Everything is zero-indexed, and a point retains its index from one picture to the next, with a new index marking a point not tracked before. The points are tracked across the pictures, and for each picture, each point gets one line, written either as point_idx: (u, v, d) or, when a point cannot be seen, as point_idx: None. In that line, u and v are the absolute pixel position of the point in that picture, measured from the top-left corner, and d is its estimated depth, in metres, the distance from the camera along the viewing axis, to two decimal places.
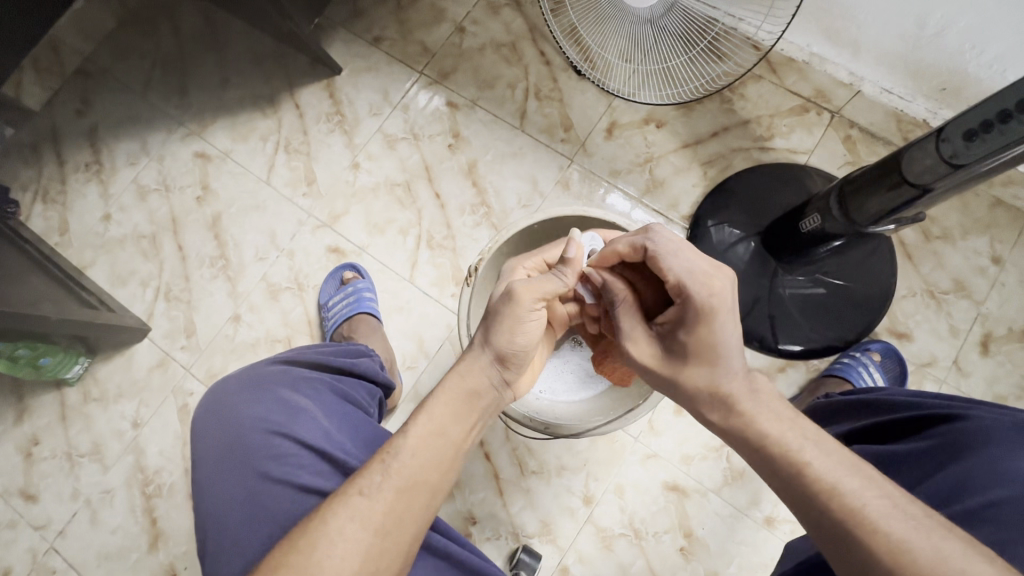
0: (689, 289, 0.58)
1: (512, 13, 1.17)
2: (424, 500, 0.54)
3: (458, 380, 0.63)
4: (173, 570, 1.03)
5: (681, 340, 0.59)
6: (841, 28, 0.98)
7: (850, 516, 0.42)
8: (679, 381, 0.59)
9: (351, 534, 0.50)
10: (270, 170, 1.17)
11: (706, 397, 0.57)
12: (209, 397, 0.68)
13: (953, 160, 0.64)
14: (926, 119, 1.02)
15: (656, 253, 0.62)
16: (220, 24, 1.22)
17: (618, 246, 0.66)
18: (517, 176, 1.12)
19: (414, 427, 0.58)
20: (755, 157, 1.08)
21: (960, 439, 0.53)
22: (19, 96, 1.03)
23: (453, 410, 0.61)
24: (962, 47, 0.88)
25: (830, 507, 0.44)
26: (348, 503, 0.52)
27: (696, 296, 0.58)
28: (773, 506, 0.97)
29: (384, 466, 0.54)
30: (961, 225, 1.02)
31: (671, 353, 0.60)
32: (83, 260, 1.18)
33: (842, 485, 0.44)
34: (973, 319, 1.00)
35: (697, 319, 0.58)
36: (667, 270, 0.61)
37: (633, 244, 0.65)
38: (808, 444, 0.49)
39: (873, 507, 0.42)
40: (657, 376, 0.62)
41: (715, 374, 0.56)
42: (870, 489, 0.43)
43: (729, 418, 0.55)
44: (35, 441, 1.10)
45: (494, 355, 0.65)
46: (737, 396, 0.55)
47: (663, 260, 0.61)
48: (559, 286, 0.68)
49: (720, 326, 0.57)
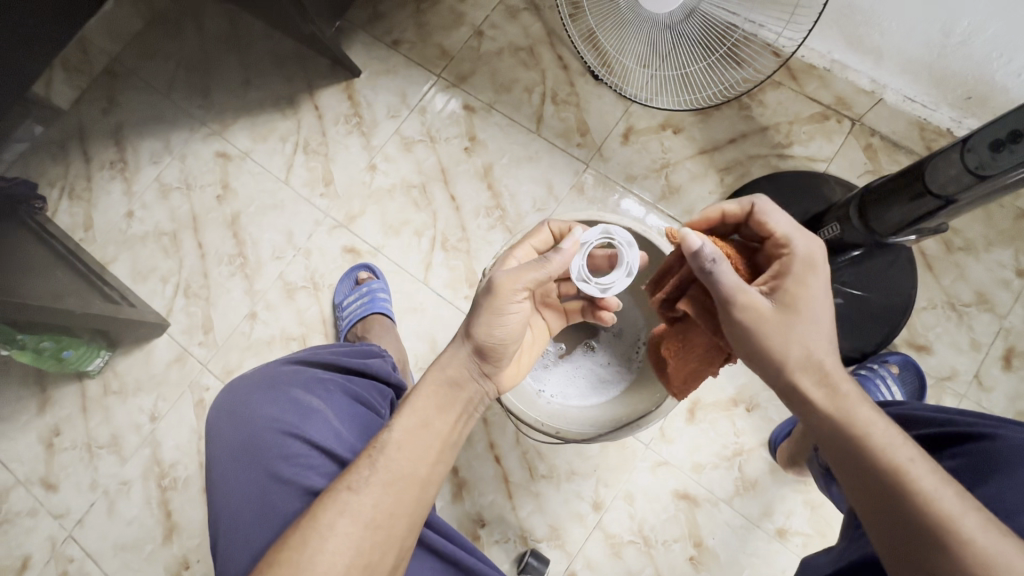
0: (797, 244, 0.58)
1: (531, 17, 1.17)
2: (413, 495, 0.56)
3: (439, 372, 0.64)
4: (186, 562, 1.04)
5: (787, 289, 0.57)
6: (864, 35, 0.97)
7: (946, 521, 0.42)
8: (789, 342, 0.54)
9: (342, 529, 0.51)
10: (289, 170, 1.19)
11: (806, 364, 0.53)
12: (225, 394, 0.69)
13: (979, 171, 0.63)
14: (951, 128, 1.01)
15: (762, 208, 0.61)
16: (244, 27, 1.24)
17: (725, 206, 0.65)
18: (533, 180, 1.12)
19: (400, 422, 0.59)
20: (774, 165, 1.07)
21: (990, 461, 0.52)
22: (50, 95, 1.06)
23: (439, 407, 0.62)
24: (988, 56, 0.86)
25: (926, 510, 0.43)
26: (337, 499, 0.53)
27: (802, 249, 0.58)
28: (785, 518, 0.95)
29: (372, 460, 0.56)
30: (985, 237, 1.00)
31: (783, 308, 0.56)
32: (106, 256, 1.21)
33: (940, 496, 0.43)
34: (996, 332, 0.98)
35: (803, 272, 0.57)
36: (771, 225, 0.61)
37: (741, 203, 0.64)
38: (905, 443, 0.47)
39: (970, 521, 0.42)
40: (759, 342, 0.55)
41: (823, 339, 0.54)
42: (967, 505, 0.43)
43: (834, 397, 0.51)
44: (56, 431, 1.13)
45: (474, 347, 0.65)
46: (836, 372, 0.53)
47: (767, 216, 0.61)
48: (543, 276, 0.64)
49: (818, 282, 0.57)
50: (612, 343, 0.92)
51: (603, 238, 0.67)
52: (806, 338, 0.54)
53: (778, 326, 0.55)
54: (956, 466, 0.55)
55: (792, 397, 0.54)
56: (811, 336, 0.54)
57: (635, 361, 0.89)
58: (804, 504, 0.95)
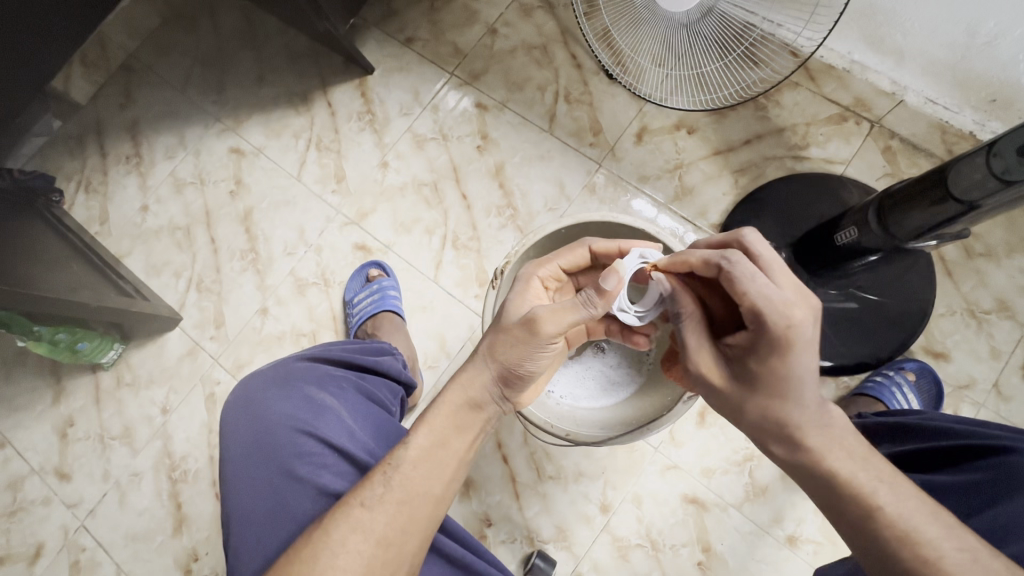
0: (764, 320, 0.51)
1: (545, 15, 1.16)
2: (427, 511, 0.56)
3: (460, 392, 0.63)
4: (196, 554, 1.05)
5: (753, 368, 0.53)
6: (885, 35, 0.95)
7: (923, 567, 0.43)
8: (745, 409, 0.54)
9: (354, 546, 0.51)
10: (301, 167, 1.19)
11: (772, 428, 0.53)
12: (240, 389, 0.70)
13: (1005, 176, 0.62)
14: (974, 132, 0.99)
15: (729, 274, 0.54)
16: (259, 23, 1.25)
17: (691, 258, 0.59)
18: (545, 179, 1.11)
19: (416, 440, 0.59)
20: (790, 167, 1.05)
21: (1012, 478, 0.51)
22: (69, 89, 1.07)
23: (455, 425, 0.62)
24: (1015, 57, 0.84)
25: (899, 557, 0.44)
26: (350, 515, 0.53)
27: (771, 328, 0.51)
28: (796, 525, 0.94)
29: (387, 477, 0.55)
30: (1006, 243, 0.98)
31: (743, 379, 0.54)
32: (121, 250, 1.22)
33: (920, 535, 0.44)
34: (1017, 341, 0.95)
35: (771, 349, 0.51)
36: (740, 293, 0.53)
37: (708, 260, 0.57)
38: (883, 487, 0.48)
39: (951, 560, 0.43)
40: (723, 400, 0.57)
41: (794, 401, 0.52)
42: (947, 538, 0.44)
43: (795, 452, 0.52)
44: (70, 422, 1.15)
45: (496, 371, 0.64)
46: (804, 428, 0.52)
47: (739, 283, 0.53)
48: (583, 317, 0.61)
49: (797, 359, 0.51)
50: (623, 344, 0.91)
51: (641, 263, 0.66)
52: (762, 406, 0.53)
53: (736, 393, 0.55)
54: (972, 482, 0.54)
55: (761, 446, 0.55)
56: (774, 407, 0.52)
57: (645, 364, 0.89)
58: (815, 511, 0.94)
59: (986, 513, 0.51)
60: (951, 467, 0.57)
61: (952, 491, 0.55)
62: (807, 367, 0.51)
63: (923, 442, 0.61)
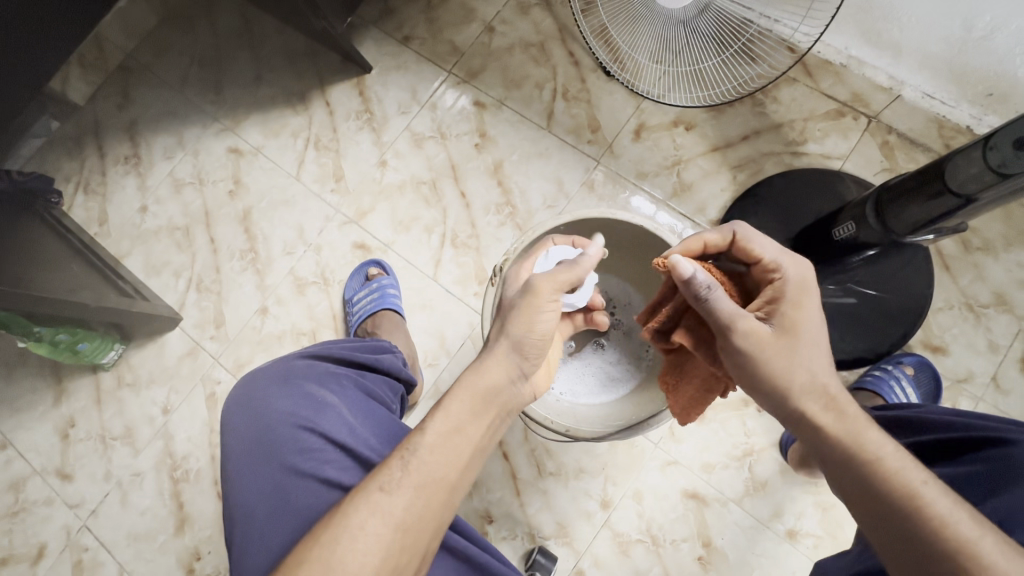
0: (789, 267, 0.59)
1: (542, 13, 1.16)
2: (442, 497, 0.55)
3: (478, 378, 0.64)
4: (198, 553, 1.06)
5: (788, 313, 0.56)
6: (883, 30, 0.95)
7: (962, 549, 0.42)
8: (795, 368, 0.54)
9: (373, 529, 0.51)
10: (300, 166, 1.19)
11: (808, 388, 0.54)
12: (239, 388, 0.70)
13: (1001, 170, 0.62)
14: (971, 125, 0.99)
15: (748, 236, 0.61)
16: (256, 23, 1.25)
17: (707, 236, 0.64)
18: (544, 176, 1.12)
19: (433, 425, 0.59)
20: (788, 162, 1.06)
21: (1012, 468, 0.51)
22: (67, 90, 1.07)
23: (472, 411, 0.61)
24: (1011, 51, 0.84)
25: (941, 536, 0.43)
26: (369, 499, 0.52)
27: (798, 273, 0.58)
28: (796, 519, 0.94)
29: (405, 462, 0.55)
30: (1004, 236, 0.98)
31: (783, 331, 0.56)
32: (120, 251, 1.22)
33: (956, 521, 0.43)
34: (1014, 334, 0.96)
35: (799, 296, 0.57)
36: (759, 251, 0.60)
37: (724, 232, 0.64)
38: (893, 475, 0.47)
39: (986, 542, 0.42)
40: (769, 361, 0.55)
41: (821, 356, 0.55)
42: (983, 528, 0.43)
43: (843, 421, 0.52)
44: (72, 423, 1.15)
45: (509, 346, 0.66)
46: (841, 396, 0.53)
47: (756, 241, 0.61)
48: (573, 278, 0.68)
49: (812, 305, 0.57)
50: (622, 342, 0.92)
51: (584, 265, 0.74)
52: (808, 363, 0.54)
53: (782, 350, 0.55)
54: (972, 473, 0.54)
55: (800, 421, 0.54)
56: (811, 359, 0.55)
57: (645, 360, 0.90)
58: (814, 505, 0.95)
59: (987, 503, 0.51)
60: (950, 460, 0.58)
61: (953, 483, 0.55)
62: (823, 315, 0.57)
63: (922, 436, 0.62)
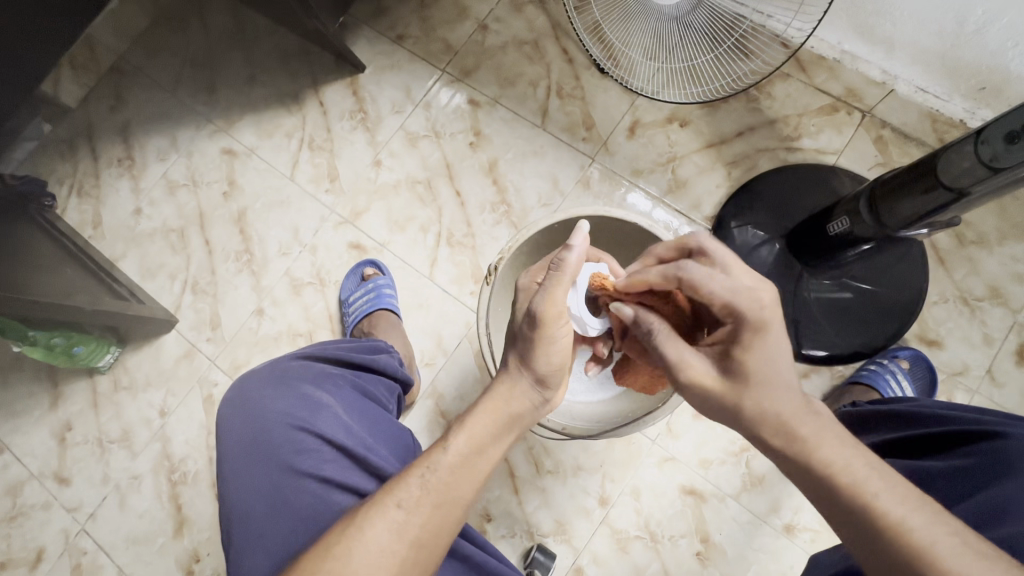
0: (740, 308, 0.54)
1: (535, 10, 1.16)
2: (455, 517, 0.55)
3: (504, 398, 0.64)
4: (197, 555, 1.06)
5: (739, 358, 0.54)
6: (875, 24, 0.95)
7: (919, 555, 0.41)
8: (744, 407, 0.53)
9: (387, 545, 0.50)
10: (294, 167, 1.19)
11: (770, 426, 0.52)
12: (234, 389, 0.70)
13: (992, 164, 0.62)
14: (965, 119, 1.00)
15: (692, 280, 0.57)
16: (249, 22, 1.24)
17: (651, 276, 0.62)
18: (538, 174, 1.11)
19: (455, 444, 0.58)
20: (782, 158, 1.06)
21: (1001, 461, 0.52)
22: (59, 93, 1.06)
23: (493, 431, 0.61)
24: (1003, 46, 0.85)
25: (897, 544, 0.42)
26: (385, 513, 0.51)
27: (748, 314, 0.53)
28: (793, 514, 0.95)
29: (424, 479, 0.55)
30: (998, 230, 0.98)
31: (731, 375, 0.54)
32: (115, 253, 1.22)
33: (911, 524, 0.42)
34: (1009, 327, 0.96)
35: (752, 337, 0.53)
36: (708, 294, 0.56)
37: (666, 274, 0.60)
38: (873, 477, 0.46)
39: (943, 546, 0.41)
40: (720, 404, 0.55)
41: (777, 385, 0.52)
42: (944, 530, 0.42)
43: (791, 444, 0.51)
44: (68, 427, 1.15)
45: (534, 378, 0.64)
46: (794, 414, 0.51)
47: (702, 284, 0.56)
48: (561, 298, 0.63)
49: (774, 339, 0.53)
50: None
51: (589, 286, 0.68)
52: (766, 398, 0.52)
53: (732, 397, 0.54)
54: (964, 467, 0.54)
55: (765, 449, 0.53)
56: (770, 397, 0.52)
57: None
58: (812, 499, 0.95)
59: (979, 496, 0.52)
60: (942, 453, 0.58)
61: (946, 477, 0.55)
62: (783, 348, 0.53)
63: (914, 430, 0.62)
